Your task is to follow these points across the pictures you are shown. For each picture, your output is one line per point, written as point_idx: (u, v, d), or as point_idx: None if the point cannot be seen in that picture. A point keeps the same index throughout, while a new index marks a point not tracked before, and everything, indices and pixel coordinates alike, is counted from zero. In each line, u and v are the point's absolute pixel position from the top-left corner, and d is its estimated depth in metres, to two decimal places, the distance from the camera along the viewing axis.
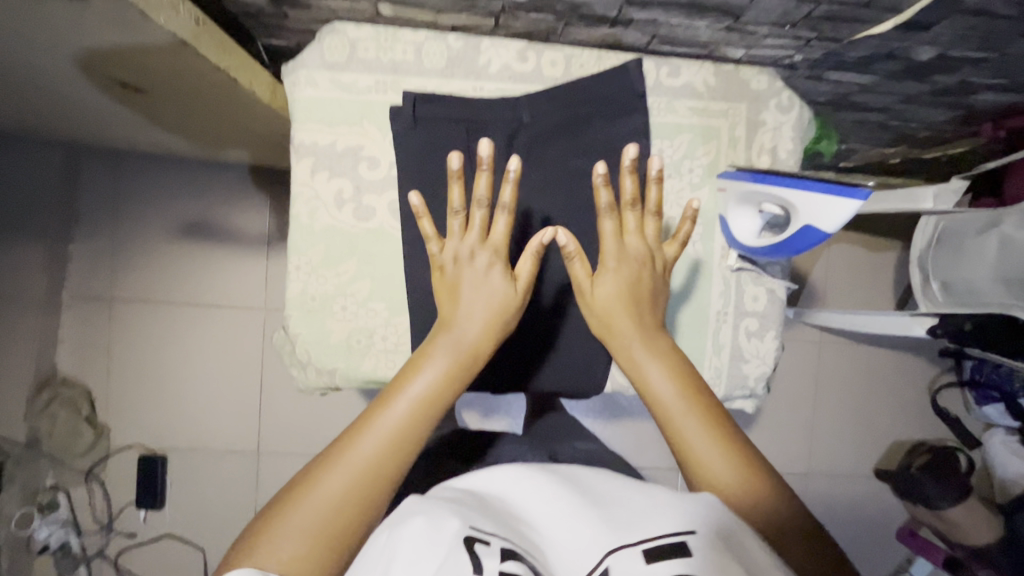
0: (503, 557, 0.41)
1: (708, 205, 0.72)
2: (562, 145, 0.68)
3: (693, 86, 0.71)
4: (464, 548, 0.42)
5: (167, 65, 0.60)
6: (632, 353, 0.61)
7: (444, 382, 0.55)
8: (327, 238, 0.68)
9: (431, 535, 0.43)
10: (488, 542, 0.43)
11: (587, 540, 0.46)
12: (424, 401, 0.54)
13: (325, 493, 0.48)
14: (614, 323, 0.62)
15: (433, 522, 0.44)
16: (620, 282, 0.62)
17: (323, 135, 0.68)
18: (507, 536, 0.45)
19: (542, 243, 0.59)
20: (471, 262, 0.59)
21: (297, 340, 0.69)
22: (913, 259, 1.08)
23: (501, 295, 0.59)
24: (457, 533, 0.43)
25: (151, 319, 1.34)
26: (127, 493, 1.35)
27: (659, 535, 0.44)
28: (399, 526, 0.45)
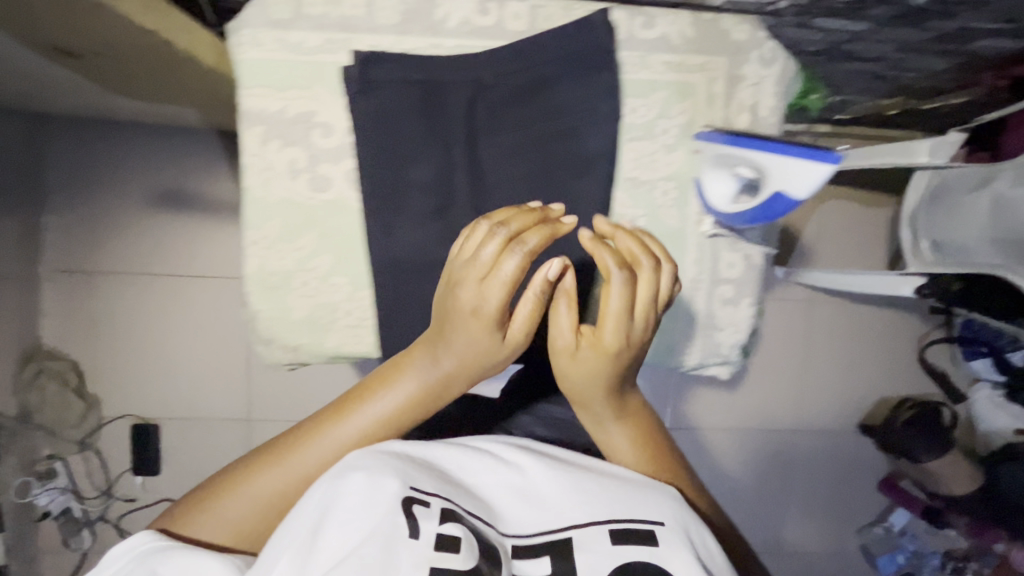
0: (442, 520, 0.42)
1: (683, 168, 0.68)
2: (527, 107, 0.63)
3: (668, 38, 0.66)
4: (403, 513, 0.41)
5: (97, 24, 0.56)
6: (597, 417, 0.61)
7: (405, 410, 0.54)
8: (283, 211, 0.65)
9: (371, 495, 0.42)
10: (428, 504, 0.43)
11: (554, 508, 0.46)
12: (383, 421, 0.54)
13: (268, 487, 0.52)
14: (590, 396, 0.58)
15: (375, 479, 0.43)
16: (596, 361, 0.55)
17: (272, 101, 0.64)
18: (449, 494, 0.45)
19: (546, 282, 0.52)
20: (460, 291, 0.51)
21: (258, 317, 0.68)
22: (906, 216, 1.05)
23: (481, 333, 0.53)
24: (396, 497, 0.42)
25: (130, 292, 1.33)
26: (123, 460, 1.39)
27: (629, 518, 0.46)
28: (340, 479, 0.43)
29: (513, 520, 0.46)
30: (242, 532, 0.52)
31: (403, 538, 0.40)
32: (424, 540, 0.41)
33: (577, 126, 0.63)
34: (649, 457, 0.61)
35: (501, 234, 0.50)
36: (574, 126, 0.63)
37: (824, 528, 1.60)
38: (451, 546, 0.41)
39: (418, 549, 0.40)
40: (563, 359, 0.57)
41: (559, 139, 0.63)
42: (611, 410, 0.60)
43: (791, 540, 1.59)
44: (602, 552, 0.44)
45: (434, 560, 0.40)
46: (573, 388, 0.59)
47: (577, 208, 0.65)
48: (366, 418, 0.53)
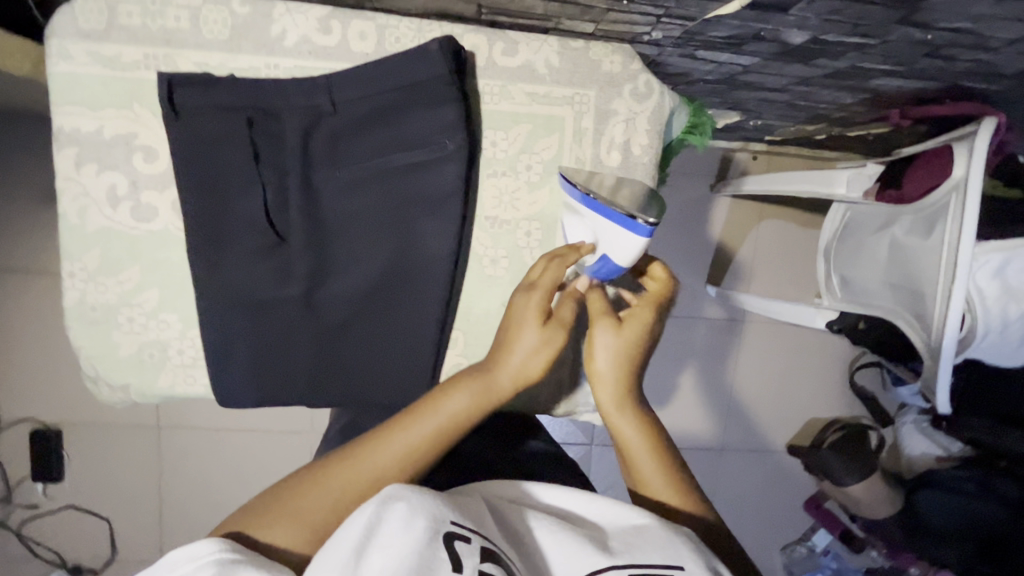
0: (483, 558, 0.39)
1: (548, 208, 0.64)
2: (370, 138, 0.58)
3: (533, 67, 0.61)
4: (442, 544, 0.38)
5: None
6: (612, 416, 0.56)
7: (459, 423, 0.51)
8: (103, 241, 0.60)
9: (405, 520, 0.39)
10: (468, 540, 0.40)
11: (572, 555, 0.42)
12: (455, 420, 0.51)
13: (337, 487, 0.45)
14: (607, 374, 0.56)
15: (414, 506, 0.40)
16: (624, 336, 0.56)
17: (86, 120, 0.57)
18: (491, 538, 0.42)
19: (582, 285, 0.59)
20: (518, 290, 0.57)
21: (81, 354, 0.62)
22: (820, 249, 1.01)
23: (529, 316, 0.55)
24: (442, 527, 0.40)
25: (26, 292, 1.26)
26: (22, 467, 1.32)
27: (652, 562, 0.41)
28: (384, 500, 0.41)
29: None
30: (316, 537, 0.43)
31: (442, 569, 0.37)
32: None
33: (425, 161, 0.58)
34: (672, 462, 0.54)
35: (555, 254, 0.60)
36: (422, 161, 0.58)
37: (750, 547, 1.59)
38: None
39: None
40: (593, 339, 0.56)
41: (405, 175, 0.58)
42: (624, 393, 0.56)
43: None
44: None
45: None
46: (595, 372, 0.56)
47: (425, 248, 0.60)
48: (438, 418, 0.50)
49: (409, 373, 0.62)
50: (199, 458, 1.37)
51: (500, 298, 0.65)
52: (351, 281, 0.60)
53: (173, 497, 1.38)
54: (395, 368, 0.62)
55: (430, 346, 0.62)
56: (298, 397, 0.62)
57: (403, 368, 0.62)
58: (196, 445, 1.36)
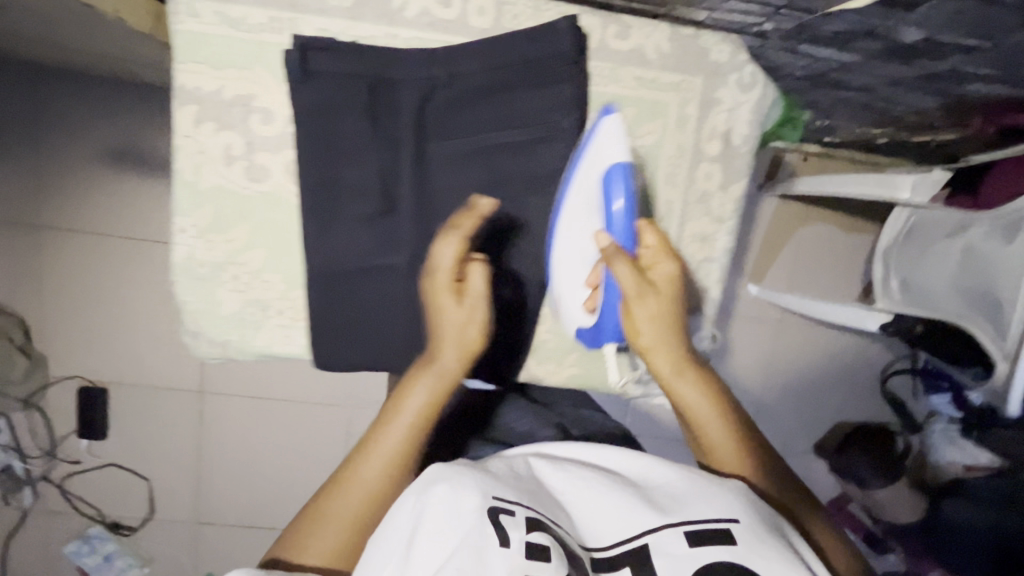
0: (529, 529, 0.40)
1: (647, 193, 0.65)
2: (484, 112, 0.59)
3: (643, 52, 0.62)
4: (489, 519, 0.40)
5: None
6: (676, 388, 0.54)
7: (430, 411, 0.52)
8: (215, 198, 0.61)
9: (447, 504, 0.41)
10: (513, 512, 0.41)
11: (617, 519, 0.44)
12: (420, 414, 0.51)
13: (335, 522, 0.47)
14: (655, 339, 0.54)
15: (451, 490, 0.41)
16: (664, 298, 0.55)
17: (207, 79, 0.58)
18: (536, 506, 0.43)
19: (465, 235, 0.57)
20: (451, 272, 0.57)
21: (184, 308, 0.64)
22: (878, 251, 1.03)
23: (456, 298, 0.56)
24: (482, 501, 0.41)
25: (79, 251, 1.27)
26: (67, 422, 1.35)
27: (700, 518, 0.43)
28: (421, 492, 0.42)
29: (600, 535, 0.44)
30: (327, 573, 0.46)
31: (491, 547, 0.38)
32: (514, 548, 0.38)
33: (535, 140, 0.60)
34: (737, 431, 0.53)
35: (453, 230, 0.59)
36: (537, 138, 0.60)
37: None
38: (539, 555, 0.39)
39: (509, 555, 0.38)
40: (639, 315, 0.54)
41: (515, 153, 0.60)
42: (678, 357, 0.54)
43: None
44: (679, 555, 0.41)
45: (526, 568, 0.38)
46: (647, 341, 0.54)
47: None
48: (404, 418, 0.50)
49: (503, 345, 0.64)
50: (238, 425, 1.38)
51: None
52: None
53: (210, 463, 1.39)
54: None
55: None
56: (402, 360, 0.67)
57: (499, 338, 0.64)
58: (236, 412, 1.38)
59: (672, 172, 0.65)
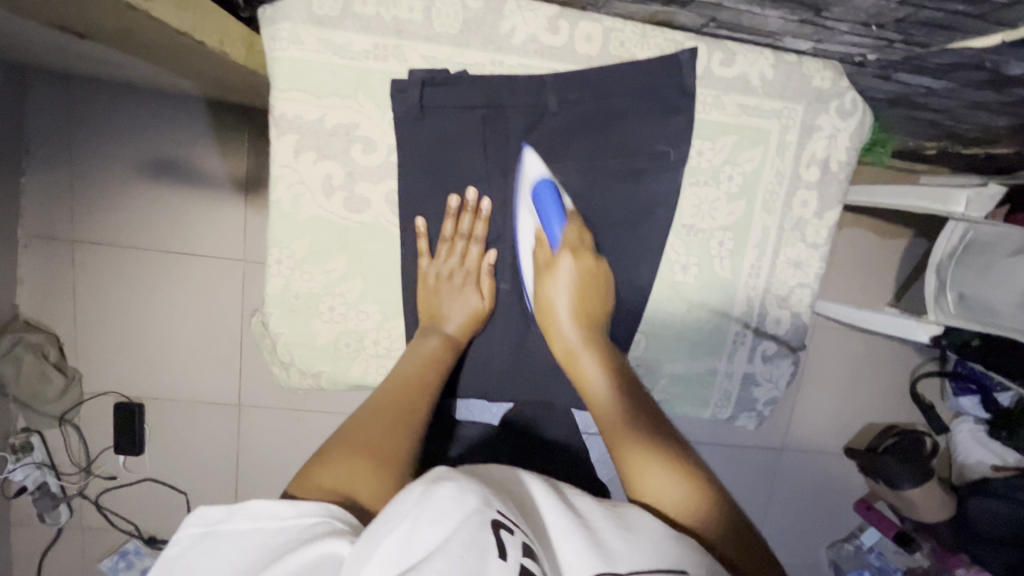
0: (524, 552, 0.39)
1: (743, 219, 0.68)
2: (590, 140, 0.65)
3: (747, 78, 0.65)
4: (490, 528, 0.39)
5: (111, 25, 0.60)
6: (572, 351, 0.62)
7: (431, 360, 0.64)
8: (314, 228, 0.66)
9: (456, 506, 0.40)
10: (513, 531, 0.40)
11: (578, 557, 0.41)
12: (429, 359, 0.64)
13: (352, 436, 0.54)
14: (554, 330, 0.64)
15: (464, 495, 0.41)
16: (575, 275, 0.64)
17: (310, 108, 0.63)
18: (530, 530, 0.42)
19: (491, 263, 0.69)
20: (449, 280, 0.68)
21: (279, 338, 0.69)
22: (931, 265, 1.04)
23: (467, 291, 0.68)
24: (487, 512, 0.40)
25: (118, 265, 1.26)
26: (104, 439, 1.33)
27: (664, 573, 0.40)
28: (433, 486, 0.43)
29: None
30: (356, 481, 0.49)
31: (489, 554, 0.38)
32: (510, 564, 0.37)
33: (637, 169, 0.66)
34: (633, 429, 0.55)
35: (475, 239, 0.68)
36: (639, 168, 0.66)
37: (800, 544, 1.63)
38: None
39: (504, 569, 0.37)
40: (545, 287, 0.64)
41: (618, 181, 0.66)
42: (575, 339, 0.63)
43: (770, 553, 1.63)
44: None
45: None
46: (548, 325, 0.65)
47: (631, 245, 0.67)
48: (413, 359, 0.63)
49: None
50: (277, 439, 1.36)
51: (684, 304, 0.69)
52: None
53: (247, 476, 1.37)
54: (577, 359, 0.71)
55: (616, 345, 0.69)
56: (508, 378, 0.73)
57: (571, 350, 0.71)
58: (273, 425, 1.35)
59: (769, 197, 0.68)
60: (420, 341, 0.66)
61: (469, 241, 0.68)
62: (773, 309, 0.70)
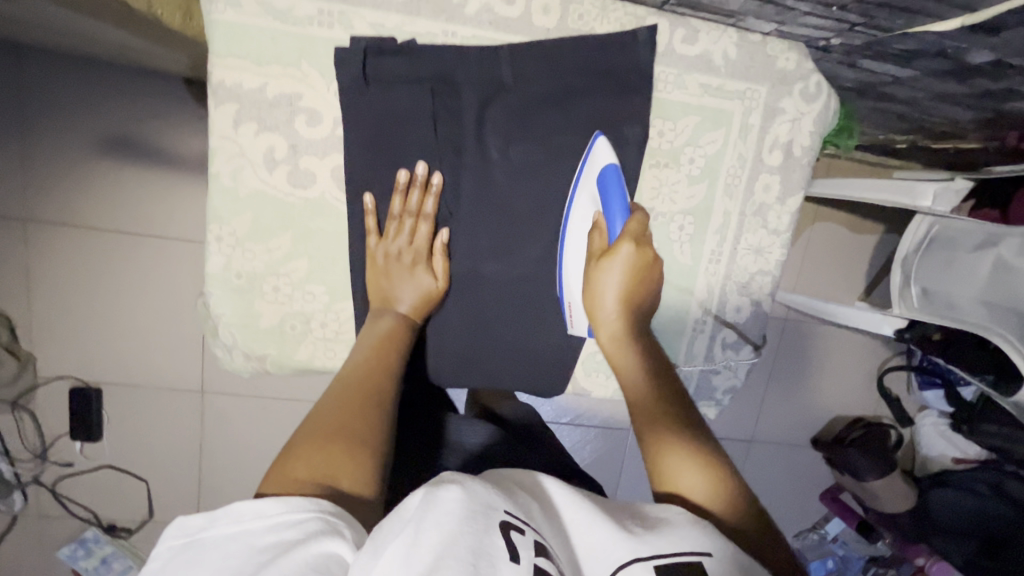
0: (536, 551, 0.40)
1: (704, 203, 0.67)
2: (551, 119, 0.64)
3: (709, 57, 0.63)
4: (499, 531, 0.40)
5: None
6: (619, 338, 0.62)
7: (384, 340, 0.62)
8: (254, 204, 0.64)
9: (460, 509, 0.40)
10: (523, 532, 0.41)
11: (602, 546, 0.45)
12: (384, 336, 0.62)
13: (307, 429, 0.52)
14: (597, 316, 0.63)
15: (467, 496, 0.41)
16: (629, 267, 0.60)
17: (251, 76, 0.60)
18: (539, 528, 0.44)
19: (444, 241, 0.66)
20: (398, 260, 0.65)
21: (221, 320, 0.67)
22: (897, 259, 1.02)
23: (422, 270, 0.66)
24: (495, 515, 0.41)
25: (72, 244, 1.21)
26: (60, 425, 1.29)
27: (679, 553, 0.44)
28: (433, 490, 0.42)
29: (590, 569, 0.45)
30: (315, 471, 0.48)
31: (501, 557, 0.39)
32: (522, 566, 0.39)
33: (593, 150, 0.64)
34: (662, 414, 0.57)
35: (424, 216, 0.65)
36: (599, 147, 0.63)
37: None
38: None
39: (517, 569, 0.38)
40: (598, 272, 0.61)
41: (576, 159, 0.64)
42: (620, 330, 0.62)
43: None
44: None
45: None
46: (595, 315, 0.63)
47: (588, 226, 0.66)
48: (369, 340, 0.61)
49: (541, 349, 0.73)
50: (240, 426, 1.33)
51: None
52: (523, 262, 0.68)
53: (211, 462, 1.34)
54: (532, 344, 0.73)
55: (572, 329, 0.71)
56: (464, 368, 0.72)
57: (525, 333, 0.72)
58: (238, 412, 1.32)
59: (731, 181, 0.66)
60: (373, 323, 0.64)
61: (417, 218, 0.65)
62: (734, 299, 0.70)
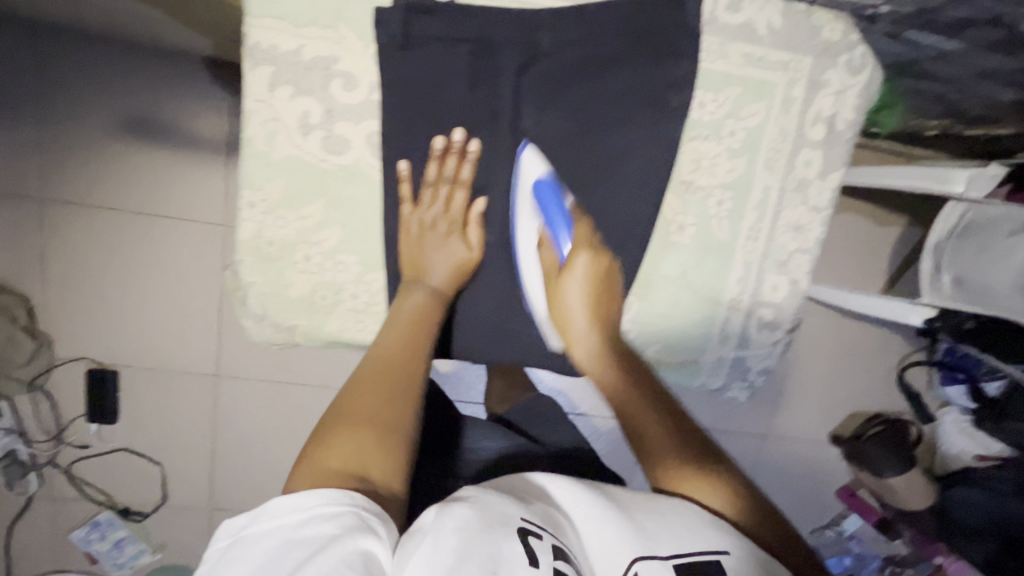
0: (556, 555, 0.44)
1: (743, 175, 0.70)
2: (587, 86, 0.67)
3: (753, 26, 0.66)
4: (516, 537, 0.43)
5: None
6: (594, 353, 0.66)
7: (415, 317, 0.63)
8: (287, 169, 0.67)
9: (473, 520, 0.44)
10: (541, 537, 0.45)
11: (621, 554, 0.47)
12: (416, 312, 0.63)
13: (341, 414, 0.53)
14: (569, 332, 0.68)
15: (478, 509, 0.45)
16: (587, 276, 0.67)
17: (286, 37, 0.64)
18: (558, 532, 0.47)
19: (479, 211, 0.69)
20: (432, 229, 0.67)
21: (251, 289, 0.70)
22: (928, 246, 1.02)
23: (454, 246, 0.67)
24: (511, 522, 0.45)
25: (91, 224, 1.21)
26: (75, 406, 1.28)
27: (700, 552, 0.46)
28: (445, 506, 0.45)
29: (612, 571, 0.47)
30: (355, 456, 0.50)
31: (520, 562, 0.42)
32: (542, 569, 0.42)
33: (627, 119, 0.67)
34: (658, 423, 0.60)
35: (457, 184, 0.68)
36: (630, 116, 0.67)
37: (785, 535, 1.62)
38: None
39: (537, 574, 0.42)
40: (562, 287, 0.67)
41: (600, 132, 0.67)
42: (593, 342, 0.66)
43: None
44: None
45: None
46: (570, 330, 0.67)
47: (626, 196, 0.68)
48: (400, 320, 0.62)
49: None
50: (255, 411, 1.33)
51: (681, 265, 0.72)
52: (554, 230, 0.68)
53: (225, 447, 1.33)
54: None
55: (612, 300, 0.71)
56: (495, 341, 0.72)
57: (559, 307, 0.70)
58: (253, 396, 1.32)
59: (772, 155, 0.69)
60: (404, 296, 0.65)
61: (451, 185, 0.68)
62: (768, 272, 0.73)
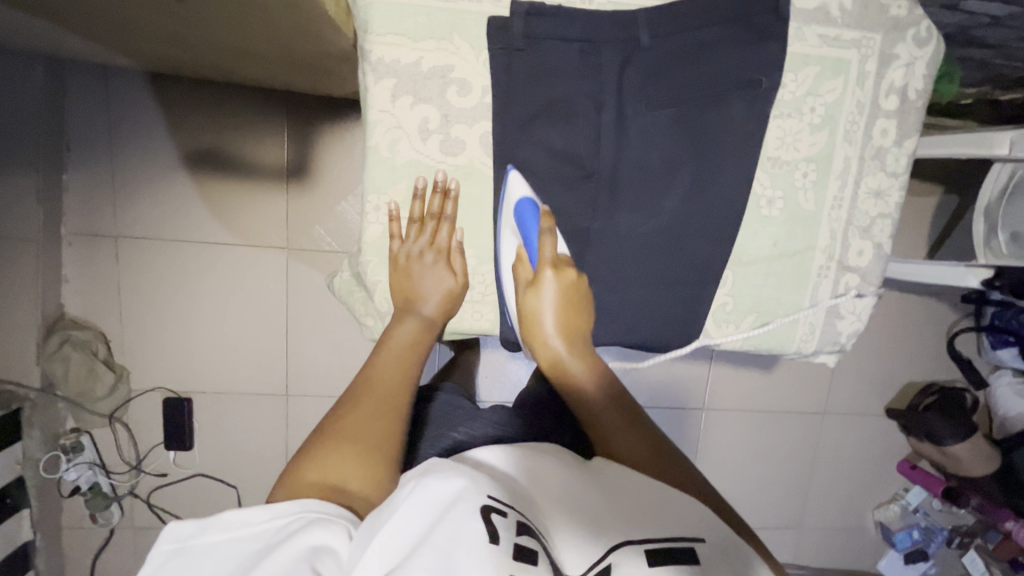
0: (519, 532, 0.49)
1: (824, 149, 0.75)
2: (676, 72, 0.71)
3: (826, 9, 0.71)
4: (481, 514, 0.49)
5: None
6: (560, 360, 0.72)
7: (409, 344, 0.71)
8: (410, 170, 0.74)
9: (444, 493, 0.51)
10: (505, 514, 0.51)
11: (588, 540, 0.53)
12: (410, 337, 0.71)
13: (337, 429, 0.61)
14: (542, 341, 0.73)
15: (448, 480, 0.52)
16: (557, 289, 0.70)
17: (407, 51, 0.70)
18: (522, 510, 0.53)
19: (459, 241, 0.77)
20: (420, 258, 0.75)
21: (377, 287, 0.78)
22: (979, 208, 1.06)
23: (438, 266, 0.75)
24: (480, 502, 0.51)
25: (162, 258, 1.26)
26: (154, 434, 1.33)
27: (674, 539, 0.52)
28: (423, 478, 0.53)
29: (568, 549, 0.52)
30: (343, 472, 0.57)
31: (484, 539, 0.47)
32: (503, 545, 0.47)
33: (714, 103, 0.71)
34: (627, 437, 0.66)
35: (447, 219, 0.75)
36: (716, 98, 0.71)
37: (845, 510, 1.63)
38: (525, 558, 0.47)
39: (499, 549, 0.47)
40: (531, 302, 0.72)
41: (693, 116, 0.72)
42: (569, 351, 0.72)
43: (815, 518, 1.62)
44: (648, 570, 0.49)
45: (514, 562, 0.46)
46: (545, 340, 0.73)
47: (720, 175, 0.73)
48: (396, 344, 0.70)
49: (673, 310, 0.77)
50: None
51: (771, 237, 0.77)
52: (658, 216, 0.74)
53: None
54: (667, 301, 0.77)
55: (711, 278, 0.77)
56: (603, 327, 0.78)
57: (660, 292, 0.76)
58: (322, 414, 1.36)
59: (849, 127, 0.75)
60: (399, 322, 0.73)
61: (442, 219, 0.76)
62: (851, 238, 0.78)
